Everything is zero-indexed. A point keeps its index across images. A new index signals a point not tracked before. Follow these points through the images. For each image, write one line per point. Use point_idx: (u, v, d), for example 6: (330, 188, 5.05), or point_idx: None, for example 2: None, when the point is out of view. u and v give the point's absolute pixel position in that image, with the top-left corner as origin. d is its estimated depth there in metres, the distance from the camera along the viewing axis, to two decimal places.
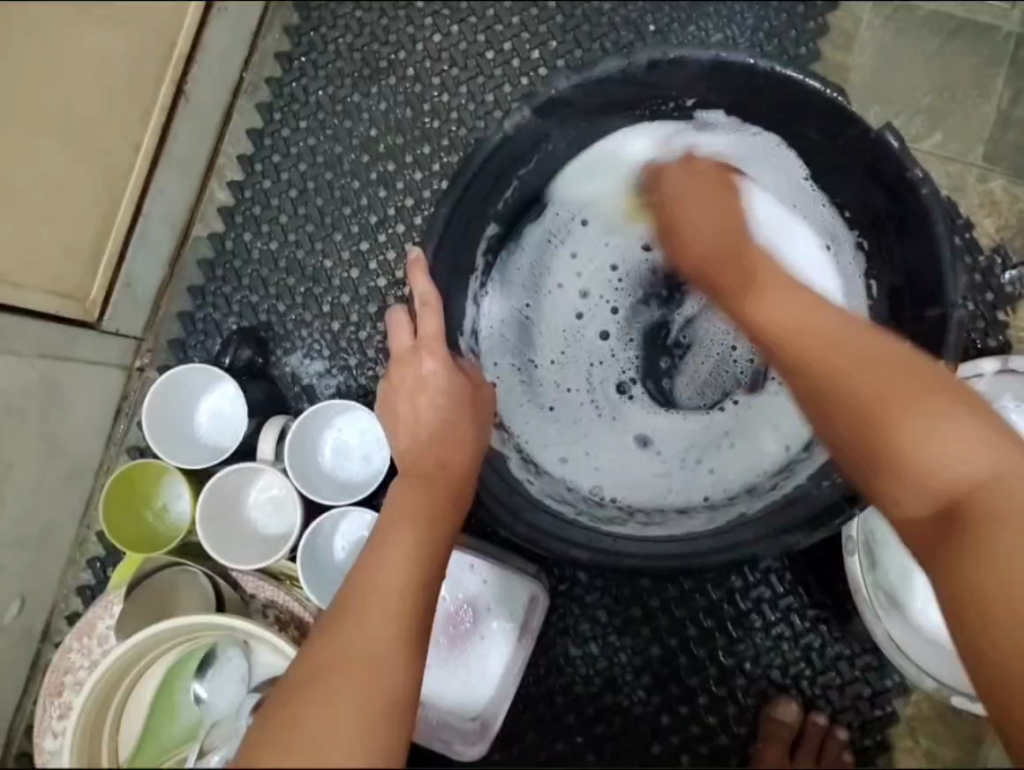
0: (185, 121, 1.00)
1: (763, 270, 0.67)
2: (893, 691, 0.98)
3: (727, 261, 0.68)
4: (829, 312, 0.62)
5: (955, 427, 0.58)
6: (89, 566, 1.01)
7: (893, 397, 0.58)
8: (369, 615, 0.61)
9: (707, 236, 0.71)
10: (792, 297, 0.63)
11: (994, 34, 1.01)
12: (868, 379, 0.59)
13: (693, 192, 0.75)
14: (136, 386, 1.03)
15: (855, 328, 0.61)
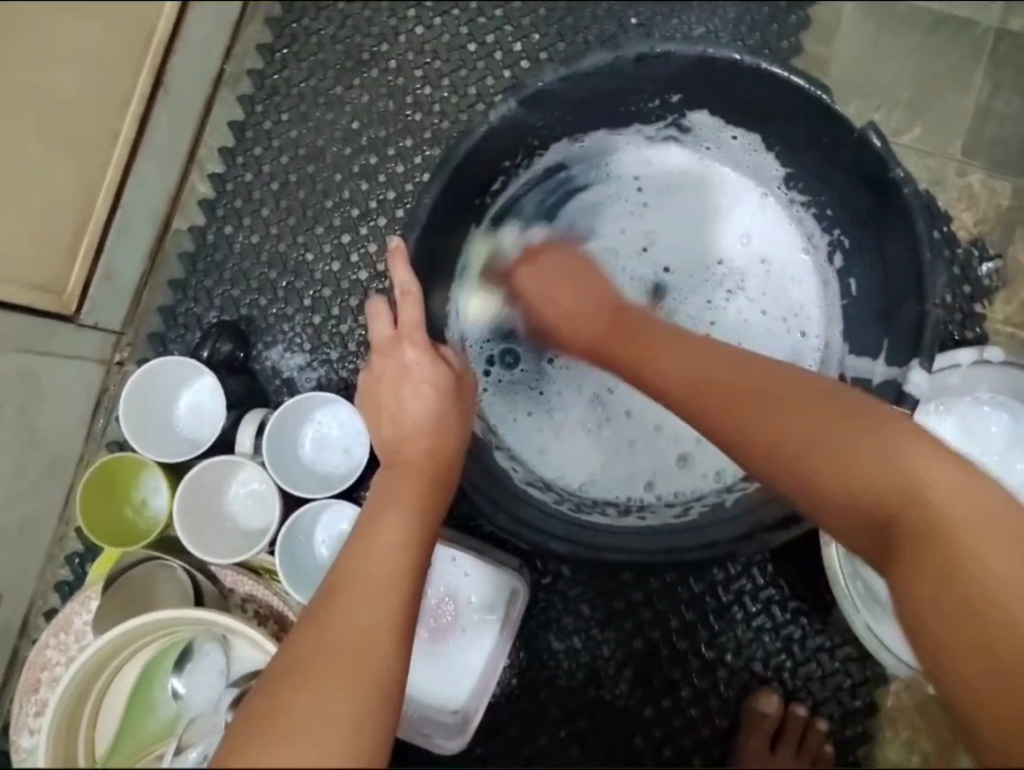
0: (164, 112, 1.00)
1: (648, 334, 0.74)
2: (873, 681, 0.98)
3: (617, 326, 0.76)
4: (721, 361, 0.68)
5: (868, 446, 0.60)
6: (68, 563, 1.00)
7: (790, 427, 0.63)
8: (362, 599, 0.61)
9: (585, 319, 0.78)
10: (682, 356, 0.70)
11: (973, 29, 1.01)
12: (755, 417, 0.64)
13: (552, 287, 0.81)
14: (116, 380, 1.02)
15: (743, 370, 0.67)
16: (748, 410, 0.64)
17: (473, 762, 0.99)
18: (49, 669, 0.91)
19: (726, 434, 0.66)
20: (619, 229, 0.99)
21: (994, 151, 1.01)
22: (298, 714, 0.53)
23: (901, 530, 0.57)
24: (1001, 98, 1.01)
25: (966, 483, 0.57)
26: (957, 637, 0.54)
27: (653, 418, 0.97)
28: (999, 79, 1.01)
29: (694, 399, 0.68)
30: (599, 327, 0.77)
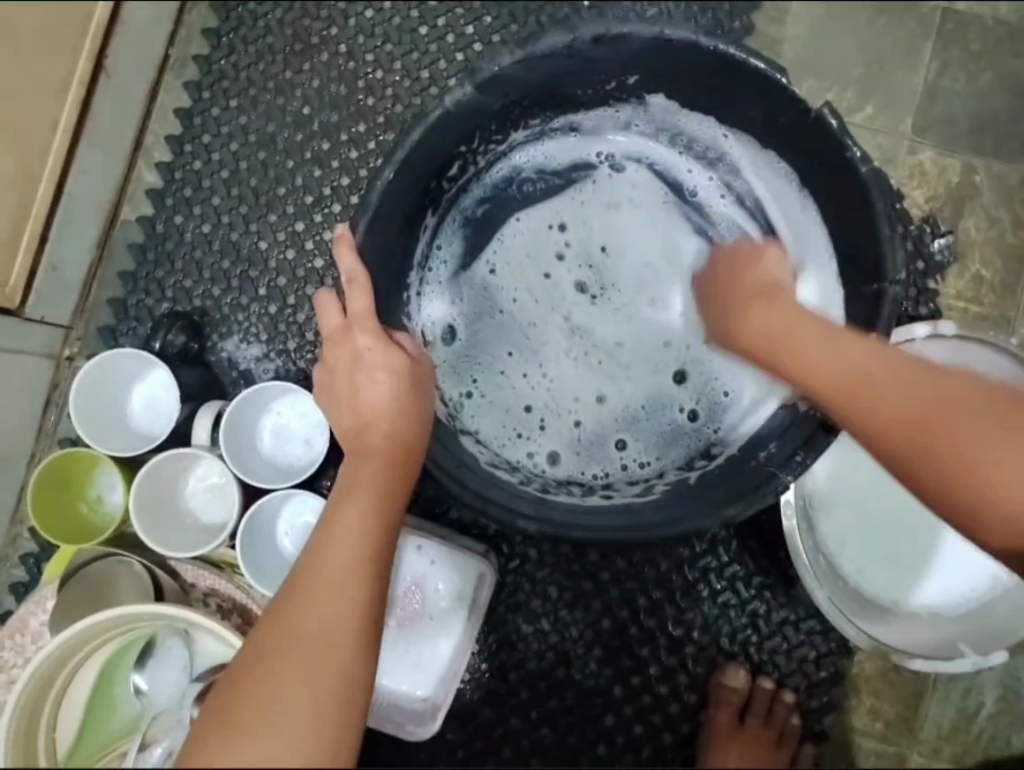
0: (106, 99, 0.97)
1: (779, 314, 0.77)
2: (837, 652, 1.00)
3: (756, 306, 0.79)
4: (847, 344, 0.71)
5: (1015, 459, 0.63)
6: (23, 563, 0.98)
7: (974, 436, 0.64)
8: (323, 586, 0.60)
9: (750, 318, 0.79)
10: (817, 339, 0.73)
11: (920, 7, 1.03)
12: (924, 398, 0.67)
13: (739, 286, 0.85)
14: (66, 376, 1.00)
15: (883, 361, 0.69)
16: (896, 396, 0.67)
17: (444, 748, 0.98)
18: (5, 670, 0.89)
19: (870, 416, 0.68)
20: (578, 206, 1.00)
21: (943, 128, 1.02)
22: (258, 708, 0.53)
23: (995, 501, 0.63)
24: (949, 76, 1.02)
25: None
26: None
27: (618, 390, 0.99)
28: (947, 58, 1.02)
29: (824, 385, 0.70)
30: (759, 319, 0.77)
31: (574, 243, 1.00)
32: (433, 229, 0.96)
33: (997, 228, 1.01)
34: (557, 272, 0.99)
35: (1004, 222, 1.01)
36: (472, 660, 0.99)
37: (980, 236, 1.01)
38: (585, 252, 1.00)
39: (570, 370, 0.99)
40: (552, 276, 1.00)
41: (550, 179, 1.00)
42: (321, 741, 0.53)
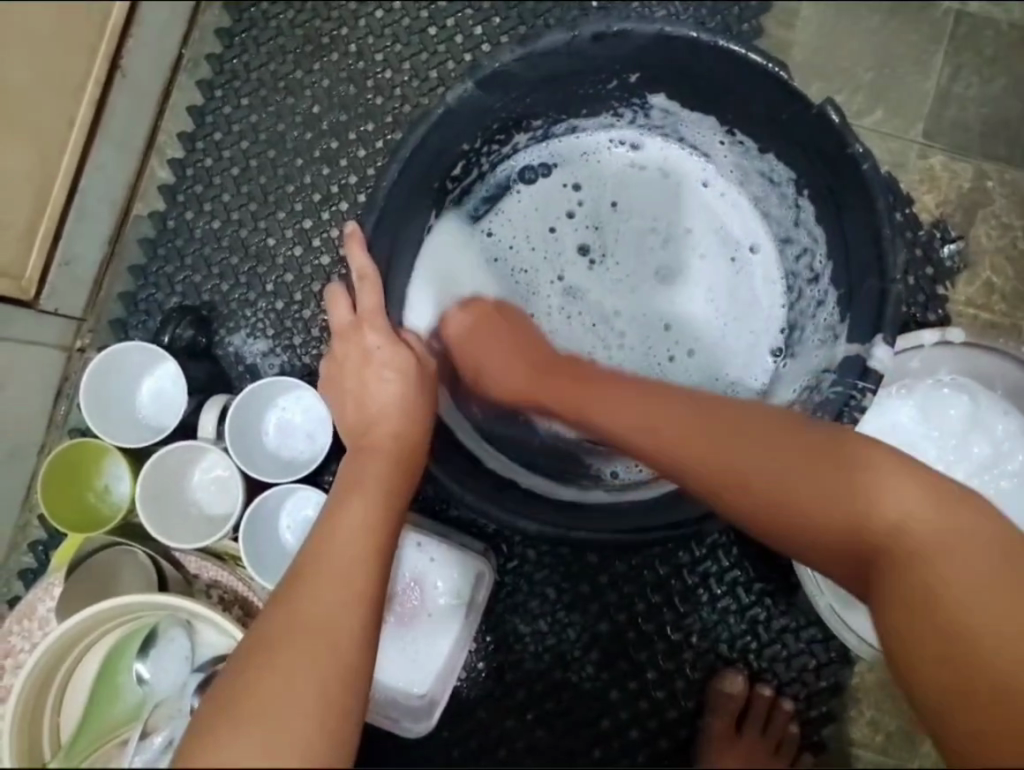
0: (121, 97, 0.99)
1: (645, 405, 0.72)
2: (837, 662, 0.99)
3: (628, 399, 0.73)
4: (742, 436, 0.68)
5: (872, 484, 0.63)
6: (32, 550, 1.00)
7: (794, 469, 0.65)
8: (322, 579, 0.61)
9: (612, 406, 0.73)
10: (706, 429, 0.69)
11: (933, 11, 1.02)
12: (837, 494, 0.63)
13: (479, 343, 0.85)
14: (78, 367, 1.02)
15: (768, 443, 0.67)
16: (695, 446, 0.69)
17: (440, 746, 0.99)
18: (12, 655, 0.91)
19: (771, 514, 0.66)
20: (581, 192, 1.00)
21: (955, 133, 1.01)
22: (259, 699, 0.53)
23: (914, 594, 0.60)
24: (961, 81, 1.01)
25: (931, 501, 0.62)
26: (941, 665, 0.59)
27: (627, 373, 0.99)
28: (960, 62, 1.01)
29: (706, 473, 0.68)
30: (600, 401, 0.75)
31: (578, 231, 1.00)
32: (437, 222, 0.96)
33: (1008, 234, 1.00)
34: (561, 233, 1.00)
35: (1015, 228, 1.00)
36: (470, 659, 1.00)
37: (991, 242, 1.00)
38: (589, 239, 1.00)
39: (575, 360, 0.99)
40: (557, 262, 1.00)
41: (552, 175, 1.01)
42: (323, 725, 0.53)
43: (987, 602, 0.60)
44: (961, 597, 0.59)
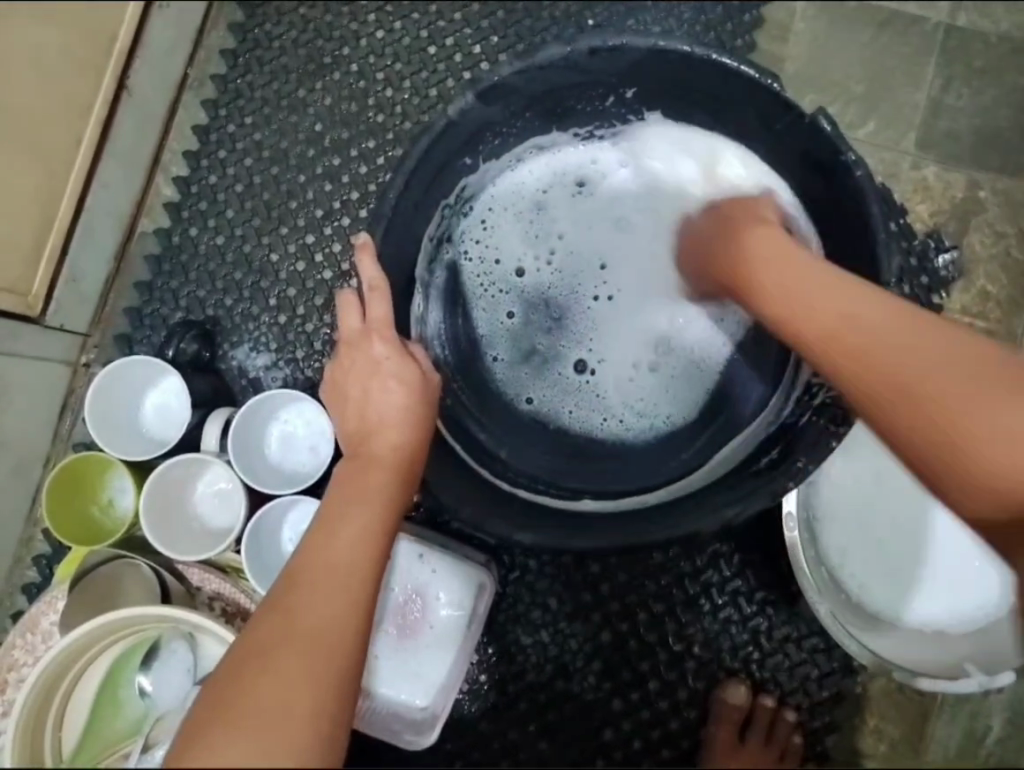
0: (128, 115, 1.01)
1: (837, 296, 0.68)
2: (841, 672, 0.98)
3: (823, 291, 0.69)
4: (929, 359, 0.65)
5: (815, 292, 0.69)
6: (36, 564, 1.01)
7: (774, 283, 0.72)
8: (316, 584, 0.61)
9: (793, 287, 0.70)
10: (899, 329, 0.66)
11: (924, 24, 1.03)
12: (864, 322, 0.67)
13: (694, 244, 0.86)
14: (83, 382, 1.03)
15: (949, 353, 0.65)
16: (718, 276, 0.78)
17: (442, 758, 0.99)
18: (16, 669, 0.92)
19: (941, 422, 0.64)
20: (580, 190, 1.01)
21: (947, 143, 1.02)
22: (255, 698, 0.53)
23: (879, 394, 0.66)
24: (952, 93, 1.03)
25: (880, 311, 0.67)
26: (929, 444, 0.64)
27: (619, 374, 1.00)
28: (950, 74, 1.03)
29: (835, 349, 0.67)
30: (786, 286, 0.71)
31: (572, 232, 1.00)
32: (445, 222, 0.97)
33: (1002, 243, 1.01)
34: (557, 231, 1.00)
35: (1009, 237, 1.01)
36: (472, 671, 1.00)
37: (985, 251, 1.01)
38: (584, 240, 1.00)
39: (568, 361, 1.00)
40: (550, 262, 1.00)
41: (554, 176, 1.00)
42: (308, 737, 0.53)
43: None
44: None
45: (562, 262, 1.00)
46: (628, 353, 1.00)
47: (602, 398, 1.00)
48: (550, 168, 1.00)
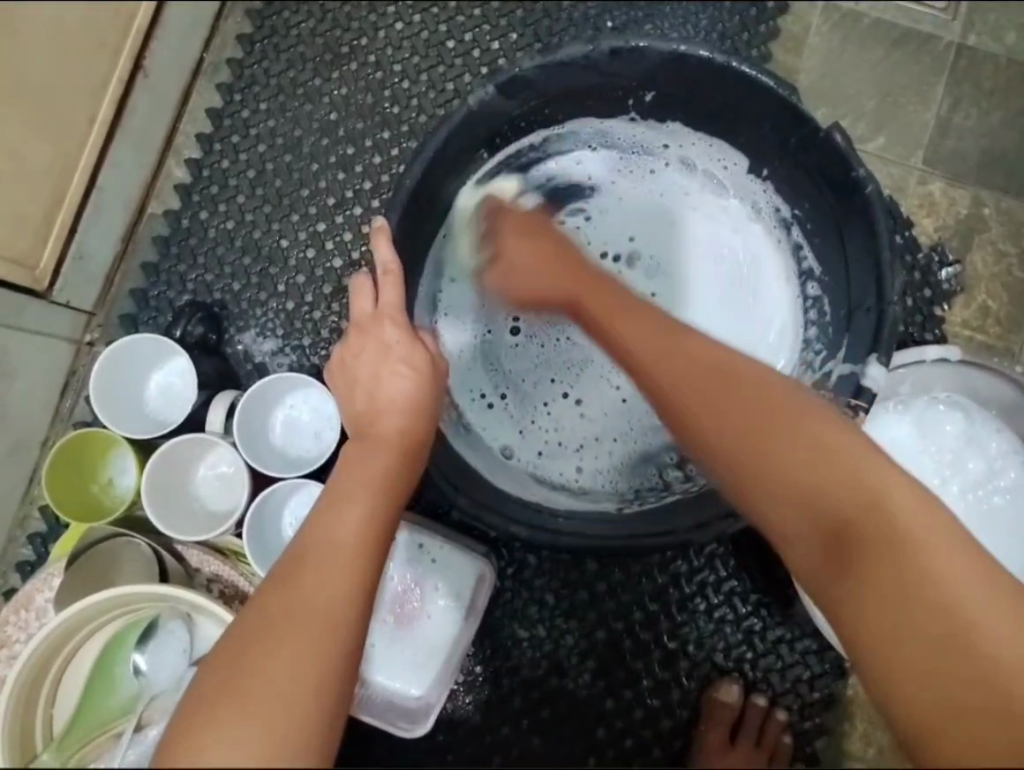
0: (143, 96, 1.01)
1: (670, 360, 0.65)
2: (831, 674, 0.99)
3: (671, 352, 0.65)
4: (797, 461, 0.58)
5: (667, 347, 0.66)
6: (31, 542, 1.00)
7: (640, 328, 0.68)
8: (321, 566, 0.61)
9: (670, 378, 0.64)
10: (715, 379, 0.63)
11: (935, 44, 1.05)
12: (694, 370, 0.63)
13: (517, 245, 0.79)
14: (85, 361, 1.02)
15: (758, 398, 0.61)
16: (604, 307, 0.72)
17: (434, 749, 0.99)
18: (7, 646, 0.91)
19: (777, 494, 0.59)
20: (598, 187, 1.02)
21: (954, 161, 1.04)
22: (255, 678, 0.53)
23: (789, 506, 0.58)
24: (961, 111, 1.04)
25: (704, 367, 0.63)
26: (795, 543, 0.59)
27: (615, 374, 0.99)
28: (959, 93, 1.05)
29: (689, 419, 0.63)
30: (669, 367, 0.64)
31: (586, 226, 1.01)
32: (467, 208, 0.98)
33: (1004, 261, 1.03)
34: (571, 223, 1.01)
35: (1011, 255, 1.03)
36: (467, 663, 1.00)
37: (987, 268, 1.03)
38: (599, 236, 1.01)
39: (566, 353, 1.00)
40: None
41: (575, 170, 1.02)
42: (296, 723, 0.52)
43: (954, 583, 0.53)
44: (929, 580, 0.53)
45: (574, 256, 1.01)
46: None
47: (592, 398, 0.99)
48: (573, 161, 1.01)
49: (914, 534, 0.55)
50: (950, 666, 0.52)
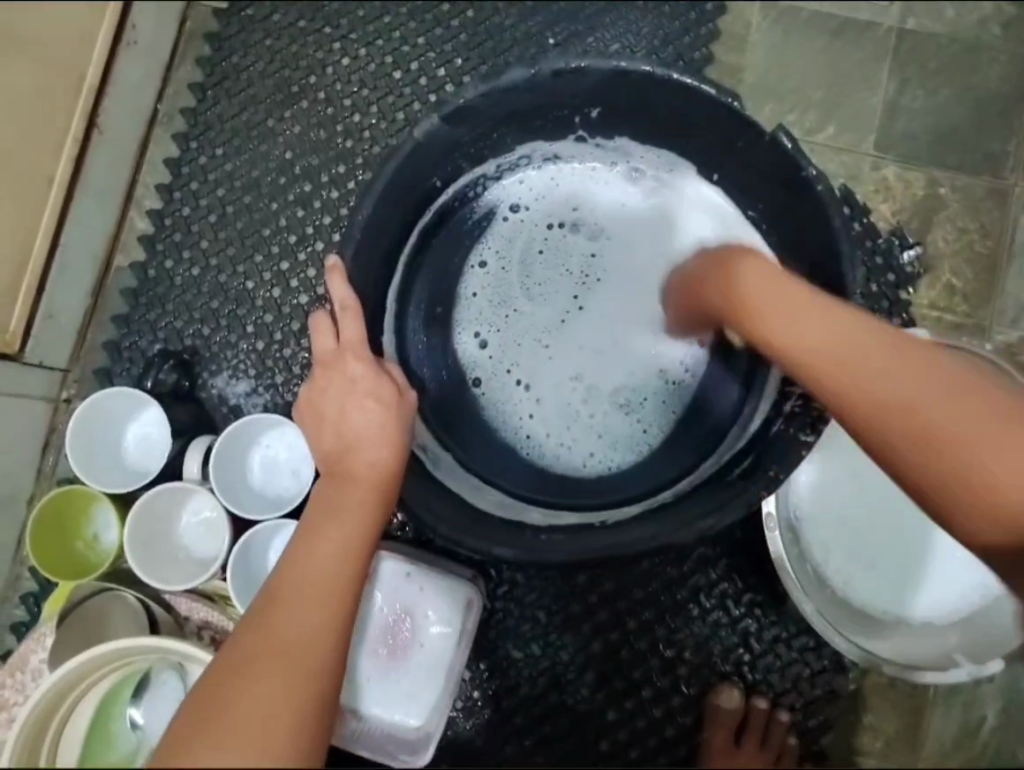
0: (100, 154, 1.02)
1: (881, 368, 0.64)
2: (830, 670, 0.99)
3: (767, 288, 0.71)
4: (903, 376, 0.64)
5: (766, 286, 0.72)
6: (23, 602, 1.00)
7: (749, 271, 0.74)
8: (296, 601, 0.62)
9: (876, 388, 0.64)
10: (819, 312, 0.68)
11: (875, 29, 1.06)
12: (796, 303, 0.69)
13: (738, 262, 0.76)
14: (64, 418, 1.03)
15: (860, 333, 0.66)
16: (739, 276, 0.74)
17: None
18: (5, 709, 0.91)
19: (895, 408, 0.64)
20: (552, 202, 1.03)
21: (906, 143, 1.04)
22: (233, 709, 0.54)
23: (905, 424, 0.63)
24: (908, 94, 1.05)
25: (808, 306, 0.69)
26: (905, 465, 0.64)
27: (585, 385, 1.01)
28: (904, 76, 1.05)
29: (805, 353, 0.67)
30: (785, 311, 0.69)
31: (544, 241, 1.02)
32: (425, 237, 1.00)
33: (965, 237, 1.03)
34: (530, 240, 1.02)
35: (972, 231, 1.03)
36: (466, 687, 1.00)
37: (948, 246, 1.03)
38: (560, 250, 1.02)
39: (534, 369, 1.01)
40: (523, 272, 1.02)
41: (529, 188, 1.03)
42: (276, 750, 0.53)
43: None
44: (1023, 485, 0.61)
45: (536, 272, 1.02)
46: (600, 364, 1.01)
47: (563, 410, 1.01)
48: (526, 179, 1.03)
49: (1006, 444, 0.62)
50: None
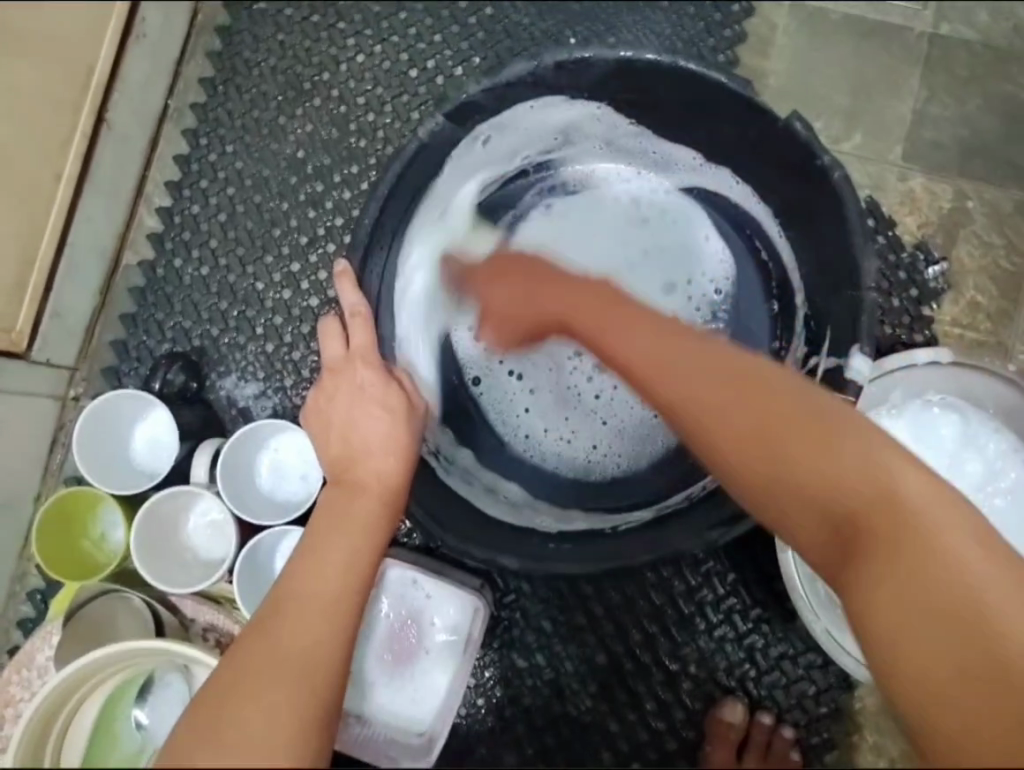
0: (107, 149, 1.01)
1: (685, 373, 0.57)
2: (836, 688, 0.98)
3: (513, 283, 0.67)
4: (713, 383, 0.57)
5: (518, 286, 0.67)
6: (31, 599, 1.01)
7: (518, 263, 0.68)
8: (301, 615, 0.61)
9: (675, 390, 0.58)
10: (584, 308, 0.62)
11: (906, 35, 1.03)
12: (557, 298, 0.63)
13: (494, 272, 0.70)
14: (72, 416, 1.03)
15: (639, 328, 0.60)
16: (503, 268, 0.69)
17: None
18: (11, 706, 0.92)
19: (695, 428, 0.58)
20: (567, 206, 1.01)
21: (933, 154, 1.02)
22: (240, 711, 0.52)
23: (744, 444, 0.57)
24: (937, 103, 1.02)
25: (577, 302, 0.63)
26: (745, 484, 0.58)
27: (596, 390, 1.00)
28: (934, 85, 1.02)
29: (609, 359, 0.61)
30: (568, 301, 0.63)
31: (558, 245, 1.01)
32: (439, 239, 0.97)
33: (991, 253, 1.00)
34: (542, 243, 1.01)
35: (998, 247, 1.00)
36: (469, 694, 1.00)
37: (974, 262, 1.00)
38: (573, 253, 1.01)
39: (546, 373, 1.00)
40: None
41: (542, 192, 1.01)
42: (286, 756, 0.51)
43: (848, 494, 0.55)
44: (849, 491, 0.55)
45: None
46: (612, 369, 1.00)
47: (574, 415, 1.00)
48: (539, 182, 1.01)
49: (840, 459, 0.55)
50: (874, 560, 0.54)
